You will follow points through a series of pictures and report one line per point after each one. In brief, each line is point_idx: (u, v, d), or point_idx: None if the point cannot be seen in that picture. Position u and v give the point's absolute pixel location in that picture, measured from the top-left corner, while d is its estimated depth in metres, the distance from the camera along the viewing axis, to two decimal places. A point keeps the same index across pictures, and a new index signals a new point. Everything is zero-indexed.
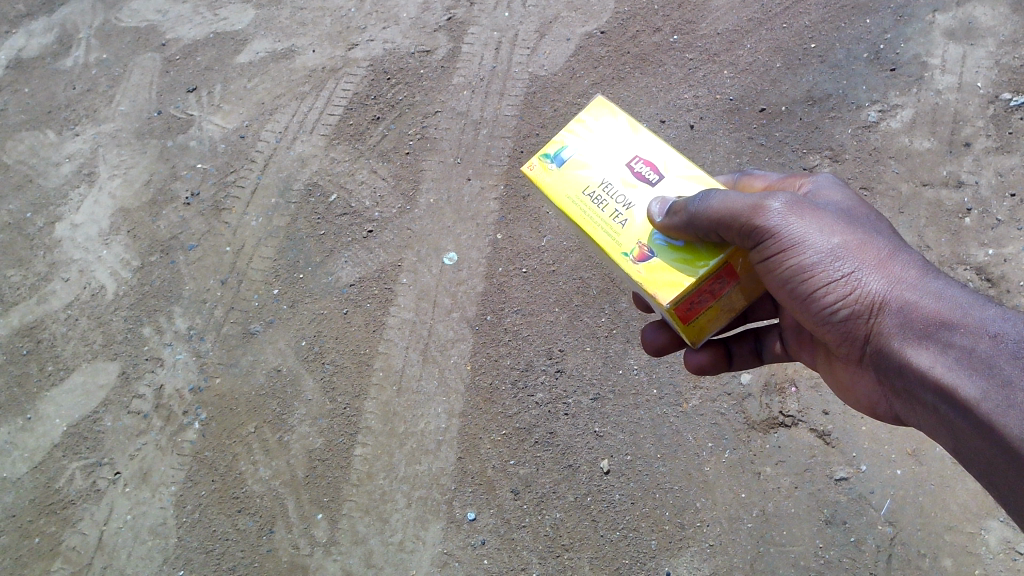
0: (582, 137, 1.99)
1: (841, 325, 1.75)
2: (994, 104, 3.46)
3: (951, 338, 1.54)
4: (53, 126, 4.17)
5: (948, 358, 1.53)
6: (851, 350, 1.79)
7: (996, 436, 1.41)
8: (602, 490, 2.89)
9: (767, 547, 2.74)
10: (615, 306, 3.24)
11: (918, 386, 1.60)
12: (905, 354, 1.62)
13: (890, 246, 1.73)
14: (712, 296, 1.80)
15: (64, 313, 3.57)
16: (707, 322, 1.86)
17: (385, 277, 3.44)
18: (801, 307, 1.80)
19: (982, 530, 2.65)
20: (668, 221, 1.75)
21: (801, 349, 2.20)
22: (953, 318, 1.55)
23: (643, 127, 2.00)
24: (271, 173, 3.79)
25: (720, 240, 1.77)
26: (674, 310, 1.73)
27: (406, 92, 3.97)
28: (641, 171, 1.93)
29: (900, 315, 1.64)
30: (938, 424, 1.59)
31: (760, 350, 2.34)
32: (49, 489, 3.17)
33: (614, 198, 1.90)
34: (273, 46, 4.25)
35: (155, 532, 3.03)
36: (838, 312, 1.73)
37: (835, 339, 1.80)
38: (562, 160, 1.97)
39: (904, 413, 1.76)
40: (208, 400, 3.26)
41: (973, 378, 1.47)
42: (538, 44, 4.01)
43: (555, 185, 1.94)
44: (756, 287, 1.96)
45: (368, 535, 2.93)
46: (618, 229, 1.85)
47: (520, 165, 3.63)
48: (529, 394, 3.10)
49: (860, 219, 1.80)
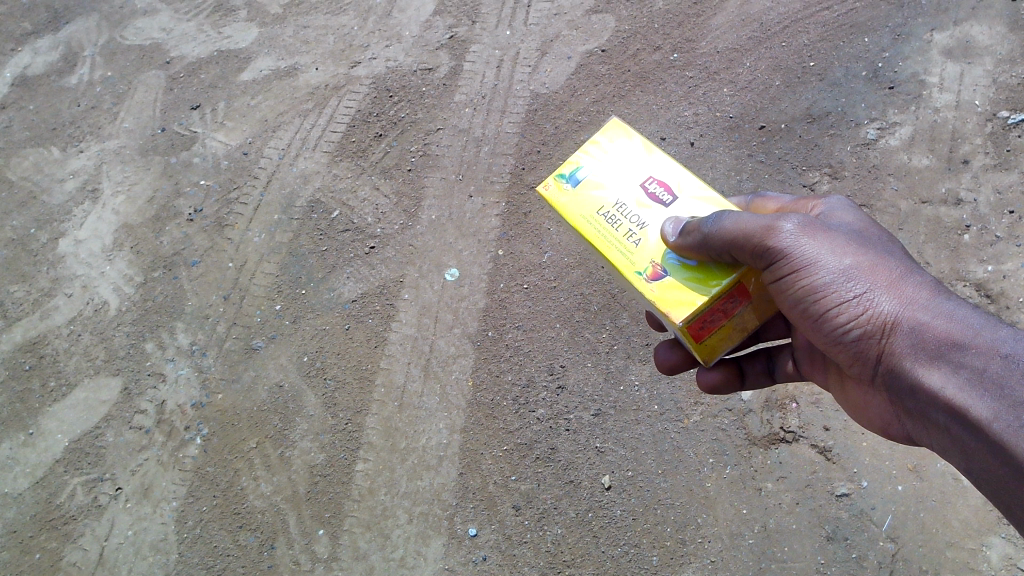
0: (597, 158, 2.02)
1: (853, 345, 1.76)
2: (991, 122, 3.48)
3: (963, 358, 1.54)
4: (57, 143, 4.20)
5: (960, 379, 1.53)
6: (864, 370, 1.80)
7: (1007, 456, 1.42)
8: (603, 506, 2.90)
9: (768, 563, 2.74)
10: (616, 322, 3.25)
11: (930, 406, 1.61)
12: (918, 374, 1.63)
13: (902, 266, 1.74)
14: (723, 315, 1.82)
15: (67, 329, 3.58)
16: (719, 341, 1.88)
17: (387, 293, 3.46)
18: (813, 326, 1.81)
19: (984, 546, 2.65)
20: (683, 241, 1.78)
21: (814, 370, 2.20)
22: (965, 339, 1.56)
23: (657, 148, 2.02)
24: (274, 190, 3.82)
25: (732, 260, 1.79)
26: (686, 329, 1.76)
27: (408, 110, 4.00)
28: (655, 191, 1.95)
29: (912, 335, 1.64)
30: (950, 444, 1.60)
31: (772, 370, 2.35)
32: (50, 504, 3.17)
33: (628, 218, 1.92)
34: (276, 64, 4.29)
35: (156, 548, 3.03)
36: (850, 332, 1.74)
37: (847, 360, 1.81)
38: (577, 180, 2.00)
39: (916, 433, 1.77)
40: (209, 416, 3.27)
41: (986, 399, 1.47)
42: (539, 62, 4.04)
43: (570, 205, 1.97)
44: (769, 307, 1.98)
45: (369, 551, 2.92)
46: (631, 249, 1.87)
47: (521, 182, 3.66)
48: (530, 410, 3.11)
49: (872, 239, 1.81)
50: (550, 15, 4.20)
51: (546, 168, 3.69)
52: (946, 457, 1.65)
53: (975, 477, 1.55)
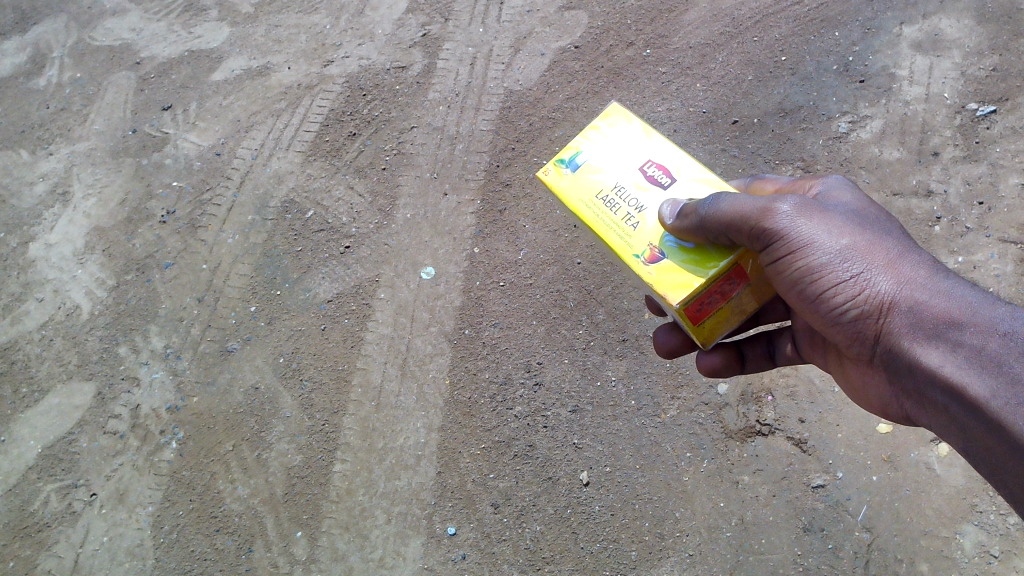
0: (597, 143, 2.03)
1: (850, 326, 1.77)
2: (961, 114, 3.52)
3: (959, 337, 1.55)
4: (26, 146, 4.14)
5: (957, 357, 1.54)
6: (861, 352, 1.81)
7: (1004, 434, 1.43)
8: (581, 502, 2.90)
9: (746, 555, 2.75)
10: (593, 318, 3.25)
11: (926, 386, 1.62)
12: (915, 354, 1.64)
13: (900, 246, 1.75)
14: (722, 298, 1.82)
15: (39, 334, 3.54)
16: (717, 324, 1.89)
17: (363, 292, 3.44)
18: (811, 308, 1.82)
19: (957, 534, 2.68)
20: (679, 223, 1.78)
21: (814, 351, 2.21)
22: (964, 318, 1.57)
23: (657, 132, 2.03)
24: (248, 191, 3.79)
25: (730, 242, 1.80)
26: (683, 311, 1.76)
27: (382, 108, 3.98)
28: (653, 175, 1.96)
29: (909, 314, 1.65)
30: (946, 423, 1.61)
31: (772, 353, 2.35)
32: (24, 512, 3.13)
33: (627, 202, 1.93)
34: (248, 64, 4.25)
35: (133, 553, 3.00)
36: (848, 312, 1.75)
37: (845, 341, 1.82)
38: (576, 165, 2.00)
39: (914, 414, 1.78)
40: (185, 419, 3.24)
41: (982, 377, 1.48)
42: (512, 59, 4.04)
43: (570, 189, 1.98)
44: (767, 290, 1.98)
45: (348, 552, 2.91)
46: (630, 232, 1.88)
47: (496, 180, 3.65)
48: (508, 407, 3.11)
49: (871, 220, 1.82)
50: (523, 12, 4.20)
51: (521, 165, 3.69)
52: (943, 436, 1.66)
53: (971, 456, 1.56)
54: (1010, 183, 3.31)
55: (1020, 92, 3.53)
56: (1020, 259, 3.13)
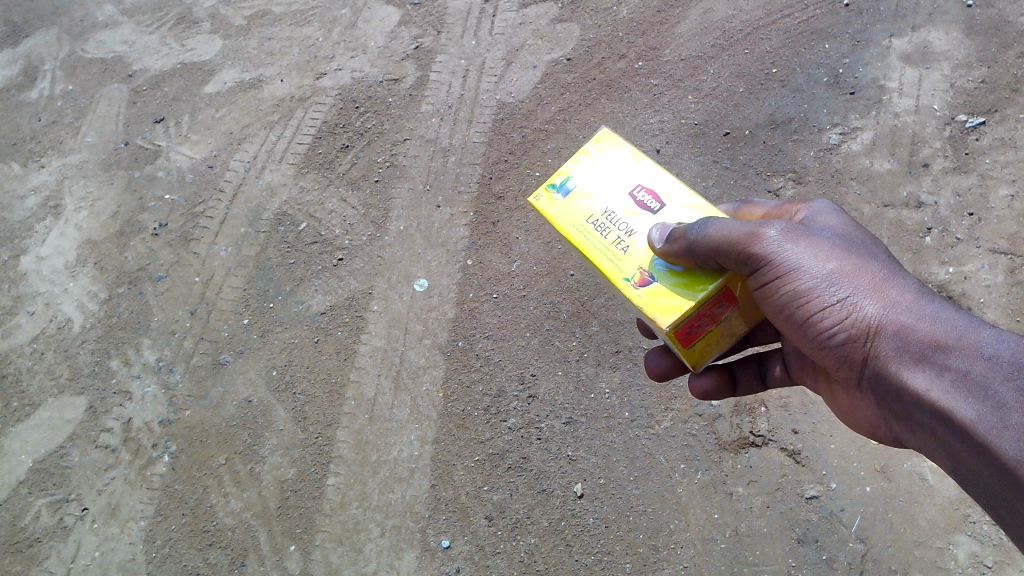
0: (587, 168, 2.04)
1: (838, 349, 1.77)
2: (950, 125, 3.55)
3: (946, 360, 1.56)
4: (18, 159, 4.13)
5: (944, 380, 1.55)
6: (850, 375, 1.82)
7: (991, 457, 1.44)
8: (575, 514, 2.90)
9: (741, 567, 2.75)
10: (586, 330, 3.26)
11: (913, 409, 1.63)
12: (903, 377, 1.64)
13: (885, 270, 1.76)
14: (711, 321, 1.84)
15: (30, 348, 3.52)
16: (707, 347, 1.90)
17: (356, 304, 3.44)
18: (799, 331, 1.83)
19: (951, 545, 2.69)
20: (668, 249, 1.79)
21: (804, 375, 2.21)
22: (950, 340, 1.58)
23: (646, 157, 2.04)
24: (240, 203, 3.79)
25: (718, 266, 1.81)
26: (673, 335, 1.77)
27: (375, 121, 3.99)
28: (643, 200, 1.96)
29: (897, 337, 1.66)
30: (935, 445, 1.61)
31: (763, 376, 2.36)
32: (15, 528, 3.10)
33: (617, 226, 1.93)
34: (241, 77, 4.26)
35: (124, 568, 2.98)
36: (836, 335, 1.76)
37: (834, 365, 1.83)
38: (567, 190, 2.01)
39: (902, 436, 1.78)
40: (177, 433, 3.22)
41: (968, 399, 1.49)
42: (505, 71, 4.05)
43: (561, 214, 1.98)
44: (755, 313, 1.99)
45: (342, 566, 2.90)
46: (620, 255, 1.88)
47: (489, 192, 3.66)
48: (502, 419, 3.11)
49: (856, 244, 1.83)
50: (515, 25, 4.22)
51: (514, 177, 3.70)
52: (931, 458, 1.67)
53: (958, 475, 1.57)
54: (1000, 194, 3.34)
55: (1009, 104, 3.56)
56: (1010, 269, 3.15)
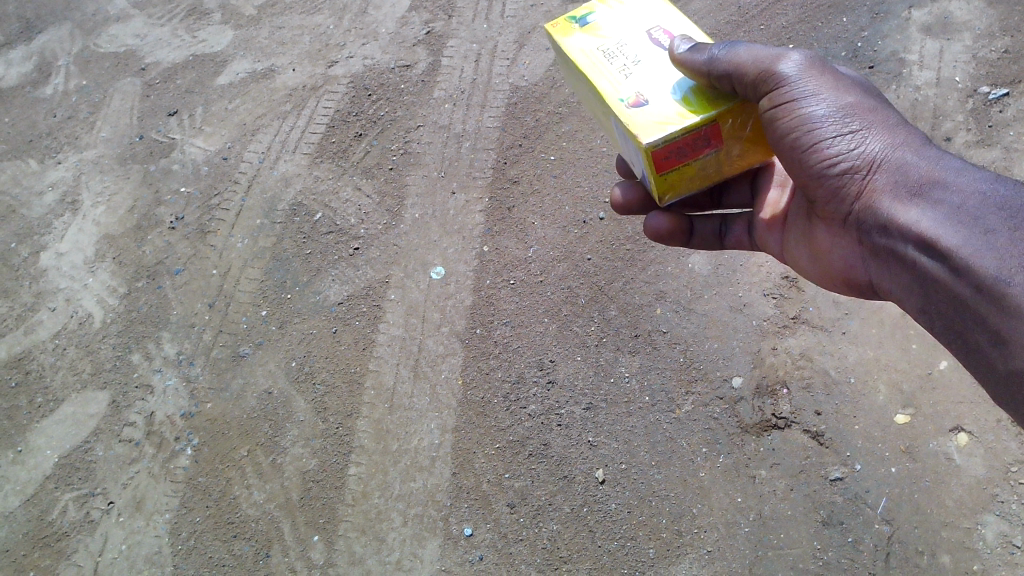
0: (612, 9, 2.05)
1: (835, 178, 1.85)
2: (973, 97, 3.47)
3: (940, 195, 1.65)
4: (35, 156, 4.14)
5: (936, 211, 1.64)
6: (839, 210, 1.89)
7: (968, 277, 1.52)
8: (598, 500, 2.89)
9: (765, 550, 2.73)
10: (604, 314, 3.24)
11: (899, 239, 1.71)
12: (896, 209, 1.73)
13: (893, 117, 1.84)
14: (692, 153, 1.78)
15: (52, 344, 3.54)
16: (681, 180, 1.84)
17: (373, 294, 3.43)
18: (798, 164, 1.89)
19: (979, 525, 2.65)
20: (688, 57, 1.81)
21: (769, 233, 2.28)
22: (947, 179, 1.67)
23: (674, 9, 2.04)
24: (255, 194, 3.78)
25: (730, 87, 1.83)
26: (649, 154, 1.72)
27: (387, 108, 3.97)
28: (658, 37, 1.96)
29: (896, 173, 1.75)
30: (909, 277, 1.70)
31: (724, 233, 2.41)
32: (42, 522, 3.13)
33: (625, 56, 1.93)
34: (253, 67, 4.24)
35: (151, 561, 3.00)
36: (838, 164, 1.83)
37: (825, 197, 1.91)
38: (586, 23, 2.04)
39: (876, 279, 1.87)
40: (199, 425, 3.24)
41: (955, 225, 1.58)
42: (517, 54, 4.02)
43: (573, 38, 2.00)
44: (739, 163, 1.93)
45: (365, 555, 2.90)
46: (621, 79, 1.87)
47: (504, 177, 3.64)
48: (521, 406, 3.10)
49: (869, 94, 1.90)
50: (527, 7, 4.18)
51: (528, 162, 3.68)
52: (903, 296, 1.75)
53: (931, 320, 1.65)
54: None
55: None
56: None
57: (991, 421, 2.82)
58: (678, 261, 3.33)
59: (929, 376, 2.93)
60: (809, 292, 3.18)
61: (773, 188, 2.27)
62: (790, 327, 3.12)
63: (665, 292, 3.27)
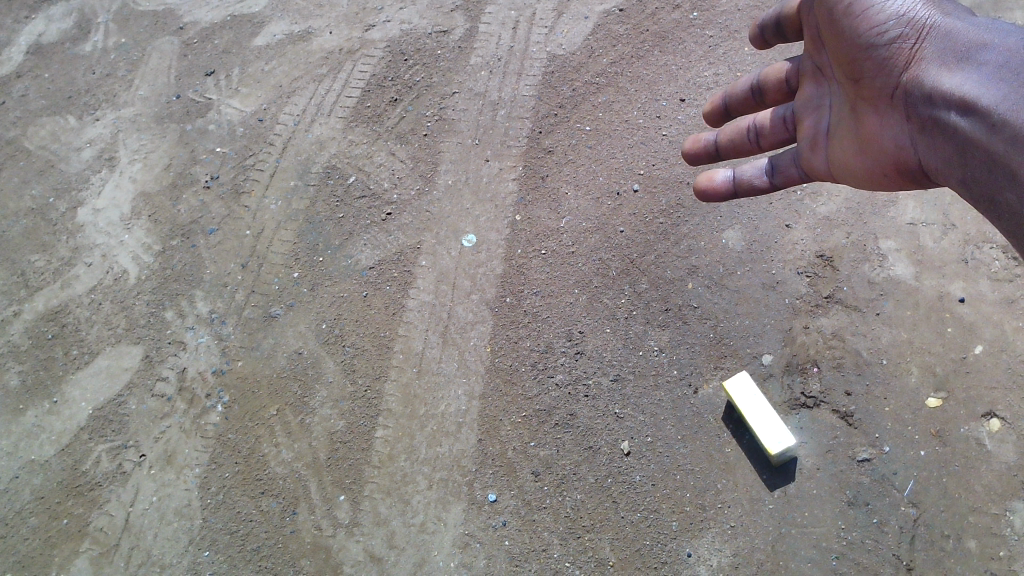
0: None
1: (886, 48, 2.04)
2: None
3: (982, 57, 1.88)
4: (73, 111, 4.16)
5: (977, 74, 1.87)
6: (885, 85, 2.06)
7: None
8: (623, 472, 2.90)
9: (789, 528, 2.74)
10: (635, 287, 3.23)
11: (948, 109, 1.88)
12: (942, 75, 1.94)
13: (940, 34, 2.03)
14: None
15: (88, 298, 3.58)
16: None
17: (404, 259, 3.44)
18: (852, 33, 2.10)
19: (1008, 511, 2.66)
20: None
21: (814, 155, 2.28)
22: (986, 41, 1.91)
23: None
24: (290, 156, 3.80)
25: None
26: None
27: (423, 73, 3.95)
28: None
29: (943, 43, 1.98)
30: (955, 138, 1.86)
31: (773, 168, 2.40)
32: (76, 471, 3.18)
33: None
34: (290, 29, 4.24)
35: (181, 513, 3.05)
36: (888, 31, 2.04)
37: (873, 70, 2.07)
38: None
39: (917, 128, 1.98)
40: (230, 383, 3.28)
41: (993, 84, 1.81)
42: (555, 22, 3.98)
43: None
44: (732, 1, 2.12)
45: (390, 517, 2.94)
46: None
47: (539, 147, 3.62)
48: (549, 375, 3.10)
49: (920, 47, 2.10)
50: None
51: (564, 132, 3.65)
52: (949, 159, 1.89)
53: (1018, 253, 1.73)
54: None
55: None
56: None
57: None
58: (711, 236, 3.30)
59: (963, 361, 2.92)
60: (844, 271, 3.15)
61: (811, 114, 2.32)
62: (822, 306, 3.10)
63: (697, 267, 3.25)
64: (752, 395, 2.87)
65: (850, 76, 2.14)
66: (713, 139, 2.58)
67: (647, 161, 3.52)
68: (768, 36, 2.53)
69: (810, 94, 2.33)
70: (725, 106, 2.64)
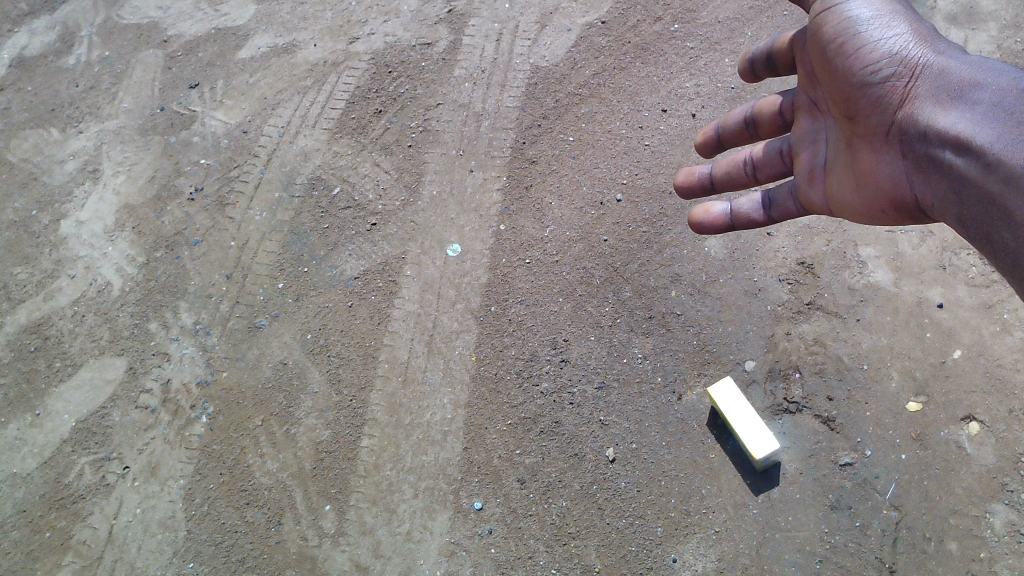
0: None
1: (880, 86, 2.07)
2: None
3: (979, 97, 1.92)
4: (56, 124, 4.15)
5: (972, 113, 1.91)
6: (880, 122, 2.09)
7: None
8: (608, 478, 2.92)
9: (773, 532, 2.76)
10: (619, 296, 3.26)
11: (943, 146, 1.92)
12: (937, 113, 1.98)
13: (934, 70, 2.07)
14: None
15: (71, 310, 3.56)
16: None
17: (389, 270, 3.45)
18: (846, 71, 2.12)
19: (987, 514, 2.70)
20: None
21: (811, 190, 2.31)
22: (981, 80, 1.96)
23: None
24: (275, 168, 3.80)
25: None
26: None
27: (407, 85, 3.98)
28: None
29: (936, 82, 2.02)
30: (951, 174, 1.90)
31: (770, 202, 2.43)
32: (58, 485, 3.15)
33: None
34: (275, 41, 4.25)
35: (165, 525, 3.04)
36: (883, 69, 2.07)
37: (867, 108, 2.10)
38: None
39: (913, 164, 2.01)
40: (214, 395, 3.27)
41: (990, 125, 1.85)
42: (539, 35, 4.01)
43: None
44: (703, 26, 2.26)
45: (376, 526, 2.94)
46: None
47: (522, 158, 3.65)
48: (534, 384, 3.12)
49: None
50: None
51: (547, 142, 3.69)
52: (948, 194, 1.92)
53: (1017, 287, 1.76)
54: None
55: None
56: None
57: (1003, 411, 2.86)
58: (694, 245, 3.33)
59: (942, 365, 2.96)
60: (825, 278, 3.19)
61: (806, 148, 2.33)
62: (804, 313, 3.13)
63: (680, 275, 3.27)
64: (735, 400, 2.90)
65: (844, 112, 2.16)
66: (708, 173, 2.62)
67: (630, 171, 3.56)
68: (759, 70, 2.59)
69: (804, 128, 2.35)
70: (718, 137, 2.67)
